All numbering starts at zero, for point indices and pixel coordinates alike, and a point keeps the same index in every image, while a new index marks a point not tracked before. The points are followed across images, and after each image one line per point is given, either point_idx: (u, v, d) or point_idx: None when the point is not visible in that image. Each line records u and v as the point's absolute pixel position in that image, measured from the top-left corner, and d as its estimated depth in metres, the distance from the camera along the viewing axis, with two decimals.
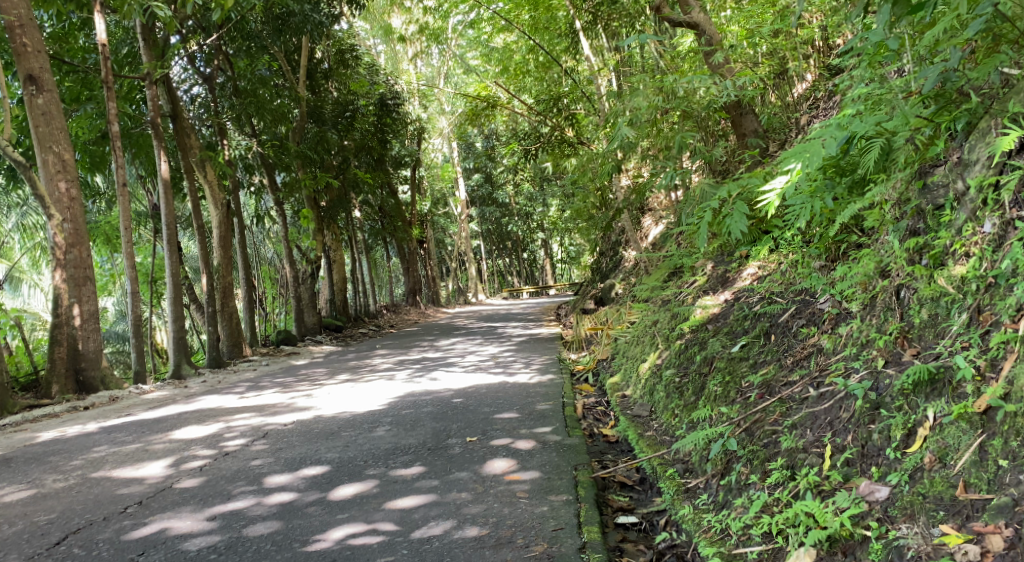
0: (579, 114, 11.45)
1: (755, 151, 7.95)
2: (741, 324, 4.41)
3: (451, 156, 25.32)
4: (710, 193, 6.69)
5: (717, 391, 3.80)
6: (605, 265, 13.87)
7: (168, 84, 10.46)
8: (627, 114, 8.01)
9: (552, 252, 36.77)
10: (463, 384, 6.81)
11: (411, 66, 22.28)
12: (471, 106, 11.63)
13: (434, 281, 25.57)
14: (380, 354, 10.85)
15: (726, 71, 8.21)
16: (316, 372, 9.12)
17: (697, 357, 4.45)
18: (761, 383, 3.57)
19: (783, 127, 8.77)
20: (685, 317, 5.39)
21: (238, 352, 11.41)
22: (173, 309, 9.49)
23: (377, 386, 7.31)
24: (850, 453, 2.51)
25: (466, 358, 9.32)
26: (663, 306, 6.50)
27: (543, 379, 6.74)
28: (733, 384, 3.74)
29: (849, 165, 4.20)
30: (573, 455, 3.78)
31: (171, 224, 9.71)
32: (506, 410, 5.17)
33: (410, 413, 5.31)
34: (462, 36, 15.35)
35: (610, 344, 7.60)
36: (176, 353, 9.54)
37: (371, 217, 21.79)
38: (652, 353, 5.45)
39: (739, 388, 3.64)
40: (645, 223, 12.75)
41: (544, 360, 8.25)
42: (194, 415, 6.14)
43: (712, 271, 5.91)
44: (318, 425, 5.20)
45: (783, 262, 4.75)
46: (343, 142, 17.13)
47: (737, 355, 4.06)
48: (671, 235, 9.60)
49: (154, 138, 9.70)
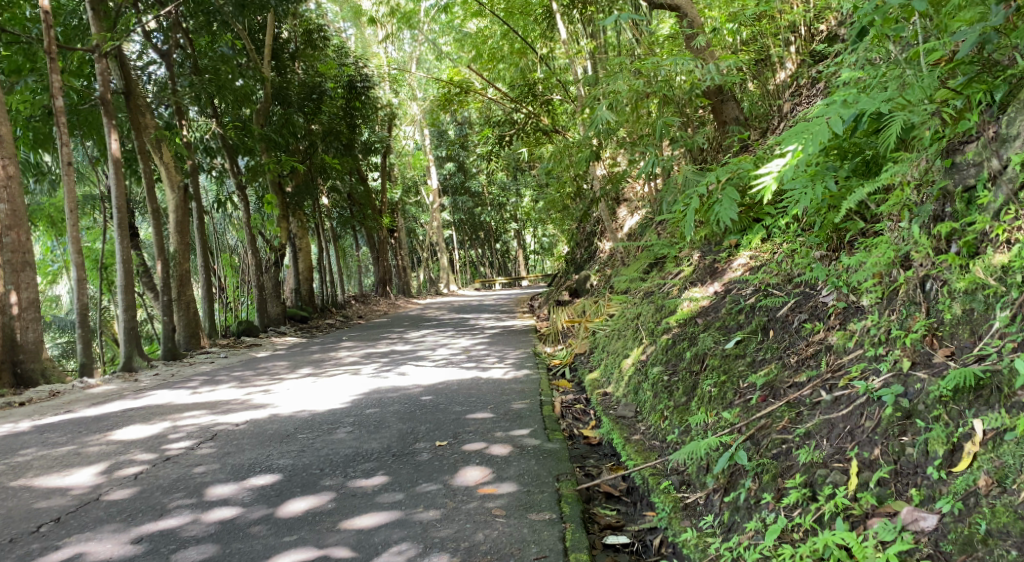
0: (555, 103, 11.07)
1: (739, 138, 7.64)
2: (734, 319, 4.07)
3: (423, 144, 24.81)
4: (695, 180, 6.35)
5: (711, 393, 3.47)
6: (579, 256, 13.53)
7: (121, 59, 9.87)
8: (606, 97, 7.65)
9: (524, 244, 36.34)
10: (433, 380, 6.41)
11: (382, 50, 21.68)
12: (443, 92, 11.18)
13: (404, 271, 25.04)
14: (346, 347, 10.38)
15: (708, 56, 7.89)
16: (277, 366, 8.64)
17: (686, 354, 4.10)
18: (762, 384, 3.24)
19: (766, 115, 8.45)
20: (670, 311, 5.05)
21: (195, 343, 10.84)
22: (124, 298, 8.93)
23: (341, 381, 6.87)
24: (883, 472, 2.23)
25: (436, 351, 8.91)
26: (645, 298, 6.16)
27: (518, 375, 6.36)
28: (730, 385, 3.41)
29: (854, 146, 3.92)
30: (554, 462, 3.43)
31: (123, 206, 9.13)
32: (478, 409, 4.79)
33: (375, 412, 4.91)
34: (434, 21, 14.86)
35: (588, 338, 7.24)
36: (127, 344, 8.98)
37: (340, 205, 21.25)
38: (635, 349, 5.09)
39: (738, 389, 3.31)
40: (621, 214, 12.41)
41: (518, 354, 7.87)
42: (139, 412, 5.65)
43: (698, 262, 5.57)
44: (273, 426, 4.76)
45: (778, 252, 4.44)
46: (310, 126, 16.57)
47: (732, 352, 3.72)
48: (649, 225, 9.25)
49: (104, 115, 9.12)
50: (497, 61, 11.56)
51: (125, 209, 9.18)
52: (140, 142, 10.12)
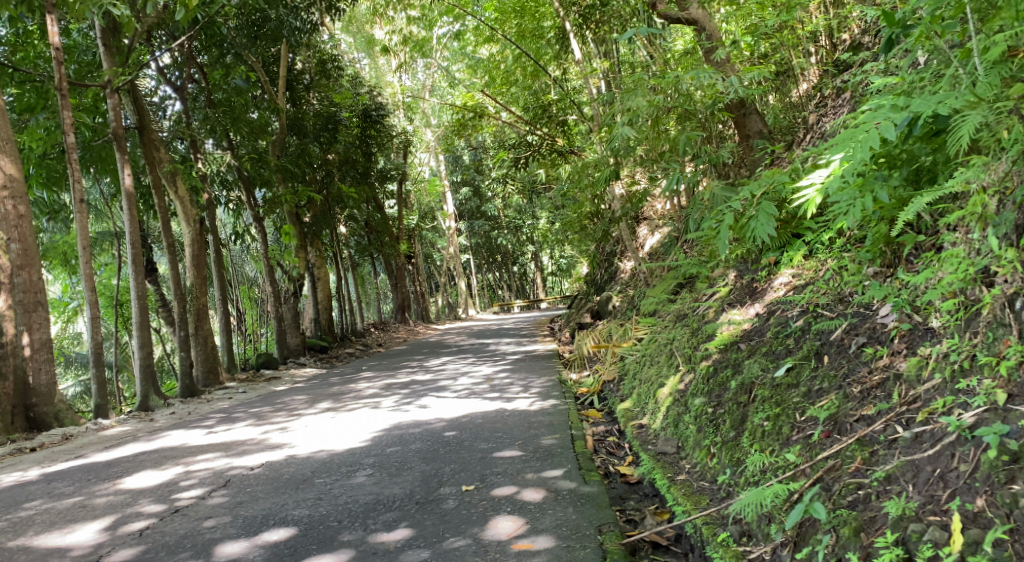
0: (571, 123, 10.83)
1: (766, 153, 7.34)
2: (782, 345, 3.76)
3: (439, 170, 24.74)
4: (723, 196, 6.07)
5: (765, 428, 3.16)
6: (600, 277, 13.22)
7: (134, 93, 9.79)
8: (626, 114, 7.40)
9: (541, 265, 36.02)
10: (457, 413, 6.13)
11: (395, 78, 21.64)
12: (457, 117, 11.02)
13: (423, 297, 24.84)
14: (365, 378, 10.14)
15: (728, 68, 7.62)
16: (295, 400, 8.38)
17: (731, 383, 3.80)
18: (825, 418, 2.91)
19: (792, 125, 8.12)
20: (708, 335, 4.73)
21: (213, 379, 10.63)
22: (139, 335, 8.73)
23: (360, 416, 6.60)
24: (997, 530, 2.03)
25: (458, 380, 8.60)
26: (677, 321, 5.83)
27: (545, 405, 6.05)
28: (785, 418, 3.11)
29: (905, 153, 3.63)
30: (595, 510, 3.14)
31: (137, 242, 8.96)
32: (506, 446, 4.49)
33: (396, 452, 4.63)
34: (447, 47, 14.76)
35: (616, 364, 6.90)
36: (143, 382, 8.78)
37: (357, 232, 21.12)
38: (672, 376, 4.77)
39: (796, 423, 3.01)
40: (641, 232, 12.09)
41: (543, 382, 7.55)
42: (151, 456, 5.41)
43: (735, 281, 5.25)
44: (288, 469, 4.49)
45: (825, 269, 4.13)
46: (325, 155, 16.48)
47: (785, 382, 3.40)
48: (674, 244, 8.91)
49: (117, 150, 8.98)
50: (511, 84, 11.35)
51: (139, 244, 9.01)
52: (154, 177, 10.00)
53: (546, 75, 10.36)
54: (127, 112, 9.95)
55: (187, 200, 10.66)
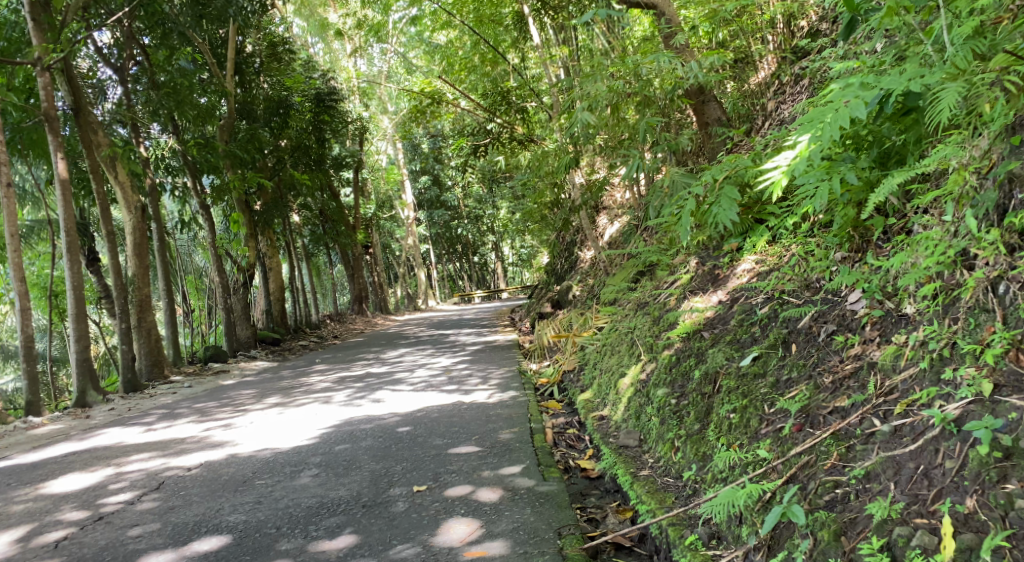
0: (531, 111, 10.61)
1: (726, 139, 7.21)
2: (747, 332, 3.60)
3: (397, 158, 24.32)
4: (684, 182, 5.94)
5: (732, 421, 3.01)
6: (560, 266, 13.04)
7: (70, 72, 9.26)
8: (584, 99, 7.21)
9: (502, 255, 35.78)
10: (411, 406, 5.88)
11: (351, 64, 21.13)
12: (414, 103, 10.73)
13: (381, 287, 24.41)
14: (318, 371, 9.81)
15: (688, 53, 7.48)
16: (243, 395, 8.03)
17: (695, 373, 3.64)
18: (797, 411, 2.76)
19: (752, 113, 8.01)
20: (670, 324, 4.58)
21: (157, 373, 10.17)
22: (75, 328, 8.25)
23: (309, 411, 6.30)
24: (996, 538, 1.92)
25: (414, 372, 8.34)
26: (639, 310, 5.67)
27: (503, 397, 5.84)
28: (753, 410, 2.96)
29: (872, 134, 3.53)
30: (554, 510, 2.97)
31: (71, 229, 8.46)
32: (462, 442, 4.27)
33: (345, 449, 4.38)
34: (403, 33, 14.39)
35: (576, 354, 6.72)
36: (79, 377, 8.31)
37: (312, 221, 20.60)
38: (633, 366, 4.59)
39: (765, 416, 2.87)
40: (601, 221, 11.95)
41: (502, 373, 7.34)
42: (82, 457, 5.05)
43: (696, 268, 5.08)
44: (227, 470, 4.20)
45: (790, 255, 4.00)
46: (278, 141, 15.98)
47: (752, 371, 3.25)
48: (635, 232, 8.75)
49: (49, 132, 8.46)
50: (469, 71, 11.08)
51: (73, 232, 8.44)
52: (92, 162, 9.50)
53: (504, 61, 10.09)
54: (62, 91, 9.41)
55: (128, 185, 10.15)
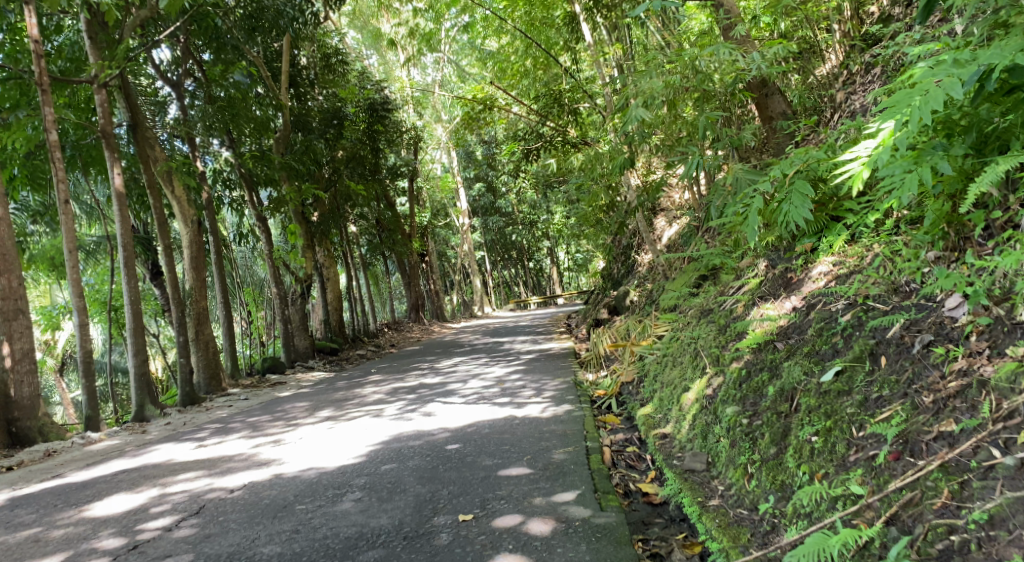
0: (583, 113, 10.27)
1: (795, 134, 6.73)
2: (827, 344, 3.24)
3: (451, 166, 24.28)
4: (750, 179, 5.56)
5: (815, 448, 2.69)
6: (616, 271, 12.66)
7: (127, 90, 9.39)
8: (639, 96, 6.87)
9: (557, 261, 35.44)
10: (463, 420, 5.65)
11: (404, 74, 21.16)
12: (466, 110, 10.53)
13: (437, 295, 24.34)
14: (373, 382, 9.69)
15: (748, 45, 7.08)
16: (297, 407, 7.93)
17: (770, 390, 3.31)
18: (897, 437, 2.47)
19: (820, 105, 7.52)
20: (738, 334, 4.22)
21: (215, 386, 10.22)
22: (133, 342, 8.32)
23: (360, 426, 6.13)
24: None
25: (468, 383, 8.13)
26: (702, 318, 5.30)
27: (558, 411, 5.55)
28: (839, 435, 2.65)
29: (969, 118, 3.10)
30: (613, 548, 2.72)
31: (129, 244, 8.54)
32: (513, 462, 4.00)
33: (391, 469, 4.17)
34: (455, 41, 14.26)
35: (635, 364, 6.39)
36: (138, 392, 8.37)
37: (368, 231, 20.68)
38: (698, 380, 4.25)
39: (856, 444, 2.57)
40: (658, 224, 11.52)
41: (557, 384, 7.04)
42: (130, 476, 4.97)
43: (766, 272, 4.68)
44: (269, 493, 4.03)
45: (872, 256, 3.64)
46: (333, 151, 16.05)
47: (835, 388, 2.90)
48: (695, 233, 8.34)
49: (105, 149, 8.57)
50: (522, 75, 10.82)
51: (130, 246, 8.50)
52: (148, 177, 9.61)
53: (556, 62, 9.78)
54: (120, 108, 9.55)
55: (185, 199, 10.26)
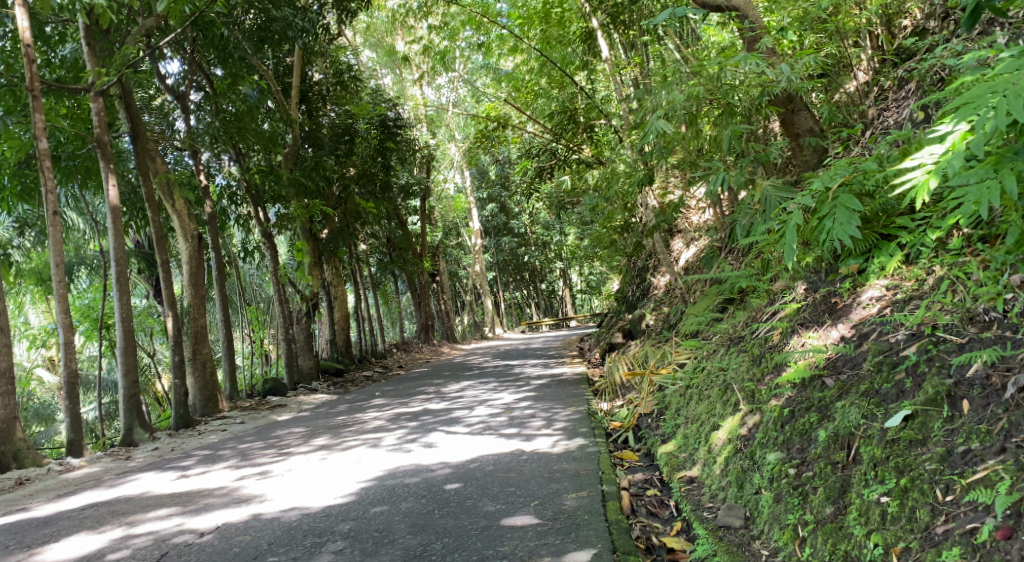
0: (599, 131, 9.82)
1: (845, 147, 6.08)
2: (887, 382, 2.76)
3: (465, 186, 23.97)
4: (781, 197, 5.09)
5: (893, 516, 2.29)
6: (631, 294, 12.16)
7: (127, 98, 9.05)
8: (659, 109, 6.43)
9: (570, 282, 34.88)
10: (467, 453, 5.18)
11: (418, 93, 20.86)
12: (479, 128, 10.14)
13: (449, 315, 23.89)
14: (376, 406, 9.23)
15: (776, 56, 6.62)
16: (291, 434, 7.46)
17: (820, 433, 2.83)
18: (1009, 507, 2.06)
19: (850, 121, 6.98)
20: (776, 368, 3.73)
21: (212, 408, 9.79)
22: (123, 362, 7.90)
23: (354, 457, 5.65)
24: None
25: (475, 410, 7.63)
26: (731, 345, 4.79)
27: (570, 446, 5.04)
28: (927, 503, 2.25)
29: None
30: None
31: (122, 257, 8.11)
32: (517, 509, 3.53)
33: (381, 513, 3.71)
34: (469, 60, 13.87)
35: (654, 394, 5.89)
36: (127, 414, 7.93)
37: (379, 249, 20.30)
38: (730, 417, 3.76)
39: (951, 516, 2.17)
40: (676, 246, 11.03)
41: (569, 414, 6.54)
42: (98, 511, 4.51)
43: (805, 296, 4.17)
44: (242, 538, 3.56)
45: (936, 279, 3.19)
46: (343, 168, 15.71)
47: (904, 436, 2.46)
48: (717, 255, 7.83)
49: (101, 159, 8.18)
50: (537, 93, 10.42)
51: (123, 261, 8.11)
52: (147, 190, 9.22)
53: (571, 80, 9.36)
54: (121, 117, 9.20)
55: (185, 213, 9.91)
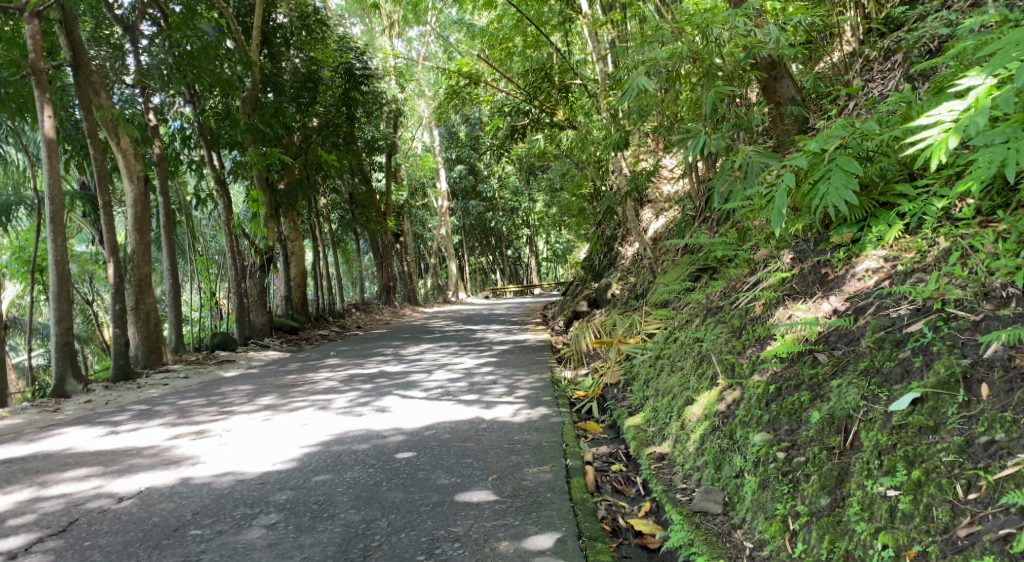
0: (575, 94, 9.35)
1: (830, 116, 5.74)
2: (890, 360, 2.55)
3: (433, 145, 23.32)
4: (764, 163, 4.76)
5: (907, 515, 2.10)
6: (598, 263, 11.84)
7: (68, 24, 8.38)
8: (639, 67, 6.01)
9: (535, 250, 34.52)
10: (421, 419, 4.85)
11: (388, 45, 20.04)
12: (450, 83, 9.61)
13: (411, 277, 23.38)
14: (329, 367, 8.84)
15: (763, 17, 6.23)
16: (237, 391, 7.05)
17: (813, 414, 2.61)
18: None
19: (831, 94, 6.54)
20: (760, 342, 3.46)
21: (155, 360, 9.27)
22: (56, 308, 7.36)
23: (300, 419, 5.29)
24: None
25: (433, 374, 7.29)
26: (707, 316, 4.50)
27: (532, 415, 4.73)
28: (948, 502, 2.06)
29: None
30: None
31: (57, 195, 7.50)
32: (474, 483, 3.22)
33: (327, 482, 3.39)
34: (441, 11, 13.18)
35: (621, 364, 5.62)
36: (59, 363, 7.42)
37: (341, 206, 19.64)
38: (706, 391, 3.48)
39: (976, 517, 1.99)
40: (645, 216, 10.69)
41: (531, 382, 6.23)
42: (10, 469, 4.10)
43: (791, 266, 3.87)
44: (163, 506, 3.16)
45: (940, 251, 2.92)
46: (305, 118, 15.00)
47: (913, 422, 2.29)
48: (690, 225, 7.52)
49: (36, 87, 7.53)
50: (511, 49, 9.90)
51: (59, 201, 7.53)
52: (89, 125, 8.55)
53: (548, 36, 8.86)
54: (62, 44, 8.51)
55: (130, 152, 9.30)
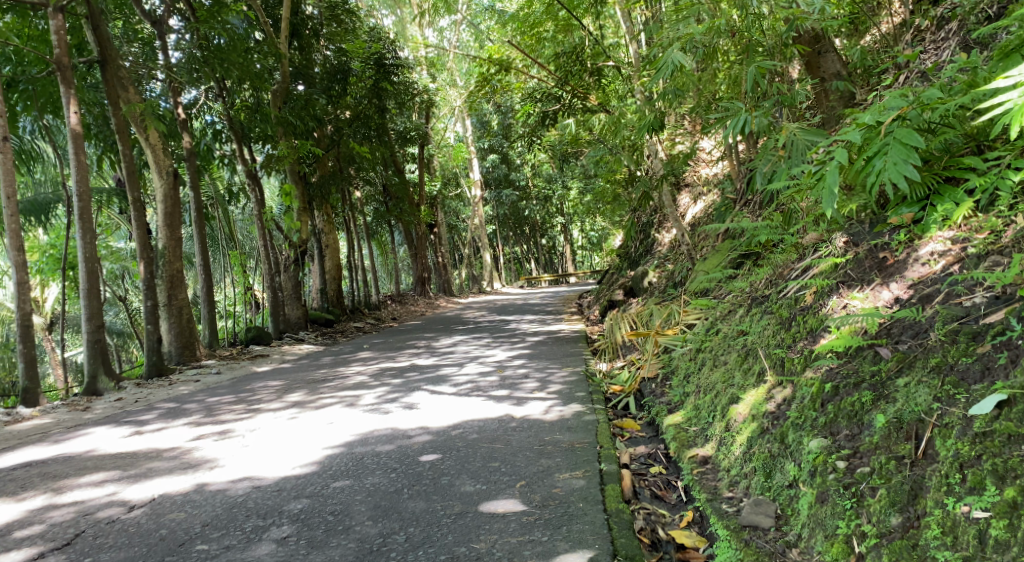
0: (608, 77, 8.99)
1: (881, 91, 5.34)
2: (966, 356, 2.27)
3: (467, 135, 23.11)
4: (810, 140, 4.41)
5: (1001, 542, 1.83)
6: (634, 251, 11.51)
7: (95, 20, 8.33)
8: (674, 43, 5.66)
9: (571, 238, 34.16)
10: (449, 417, 4.63)
11: (419, 34, 19.83)
12: (479, 71, 9.35)
13: (446, 268, 23.27)
14: (360, 360, 8.70)
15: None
16: (267, 388, 6.94)
17: (877, 418, 2.35)
18: None
19: (879, 67, 6.10)
20: (812, 335, 3.15)
21: (189, 356, 9.23)
22: (87, 305, 7.34)
23: (325, 417, 5.11)
24: None
25: (464, 368, 7.09)
26: (752, 306, 4.19)
27: (565, 412, 4.48)
28: None
29: None
30: None
31: (85, 190, 7.45)
32: (500, 491, 2.99)
33: (347, 489, 3.20)
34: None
35: (659, 357, 5.33)
36: (91, 361, 7.40)
37: (375, 198, 19.55)
38: (753, 389, 3.21)
39: None
40: (682, 202, 10.33)
41: (565, 375, 5.98)
42: (27, 474, 4.00)
43: (844, 250, 3.55)
44: (174, 516, 3.02)
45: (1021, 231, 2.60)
46: (336, 110, 14.84)
47: (1000, 429, 2.00)
48: (731, 209, 7.18)
49: (61, 82, 7.48)
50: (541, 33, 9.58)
51: (87, 197, 7.47)
52: (117, 120, 8.48)
53: (580, 17, 8.52)
54: (90, 40, 8.46)
55: (160, 147, 9.24)
